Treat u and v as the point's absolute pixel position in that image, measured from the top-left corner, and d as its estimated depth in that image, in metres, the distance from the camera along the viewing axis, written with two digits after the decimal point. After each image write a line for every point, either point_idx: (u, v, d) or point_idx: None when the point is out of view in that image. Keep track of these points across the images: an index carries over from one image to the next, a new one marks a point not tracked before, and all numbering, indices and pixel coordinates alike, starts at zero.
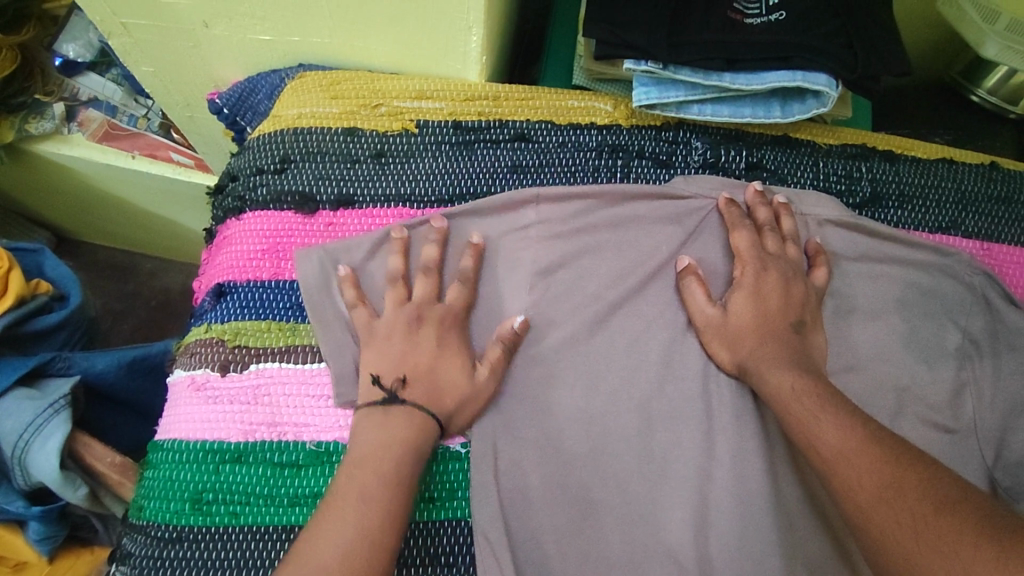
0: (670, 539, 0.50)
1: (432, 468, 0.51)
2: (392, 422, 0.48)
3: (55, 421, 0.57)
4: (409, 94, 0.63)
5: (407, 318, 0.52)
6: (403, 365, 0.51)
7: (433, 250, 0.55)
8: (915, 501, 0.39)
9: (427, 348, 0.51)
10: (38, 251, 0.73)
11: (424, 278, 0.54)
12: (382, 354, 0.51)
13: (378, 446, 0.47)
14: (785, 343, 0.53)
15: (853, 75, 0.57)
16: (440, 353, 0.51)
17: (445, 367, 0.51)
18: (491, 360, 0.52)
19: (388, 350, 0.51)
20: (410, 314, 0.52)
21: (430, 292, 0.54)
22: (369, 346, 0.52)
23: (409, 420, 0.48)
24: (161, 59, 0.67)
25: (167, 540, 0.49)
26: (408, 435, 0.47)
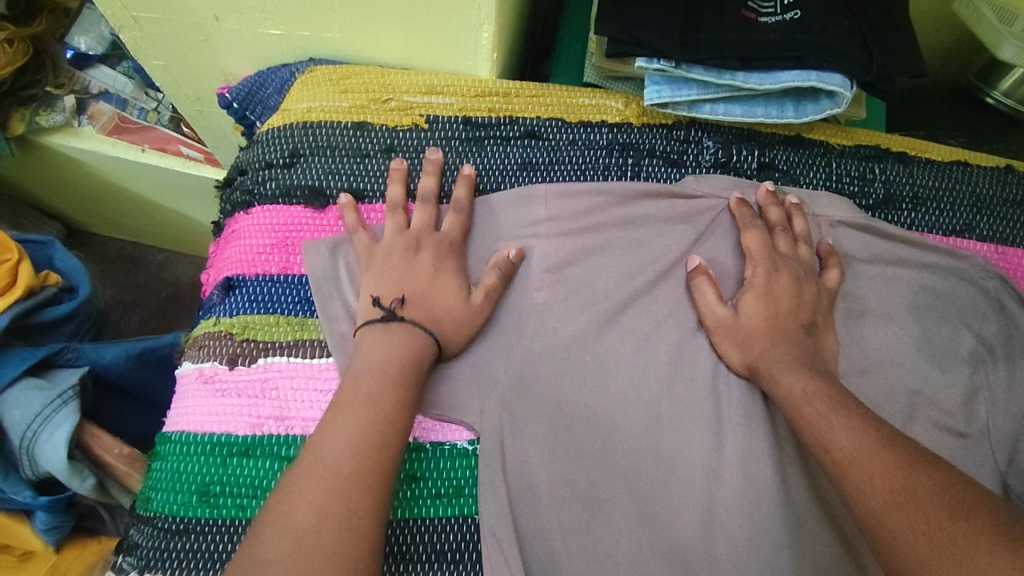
0: (678, 540, 0.49)
1: (413, 463, 0.51)
2: (389, 338, 0.49)
3: (63, 412, 0.57)
4: (419, 90, 0.62)
5: (405, 244, 0.54)
6: (402, 286, 0.52)
7: (430, 180, 0.57)
8: (928, 507, 0.38)
9: (425, 269, 0.53)
10: (48, 243, 0.73)
11: (422, 207, 0.56)
12: (381, 277, 0.53)
13: (376, 358, 0.48)
14: (796, 344, 0.52)
15: (868, 76, 0.56)
16: (437, 276, 0.53)
17: (441, 290, 0.52)
18: (487, 285, 0.53)
19: (387, 270, 0.53)
20: (408, 239, 0.54)
21: (427, 219, 0.55)
22: (369, 268, 0.54)
23: (408, 335, 0.49)
24: (171, 53, 0.67)
25: (174, 532, 0.49)
26: (406, 348, 0.49)
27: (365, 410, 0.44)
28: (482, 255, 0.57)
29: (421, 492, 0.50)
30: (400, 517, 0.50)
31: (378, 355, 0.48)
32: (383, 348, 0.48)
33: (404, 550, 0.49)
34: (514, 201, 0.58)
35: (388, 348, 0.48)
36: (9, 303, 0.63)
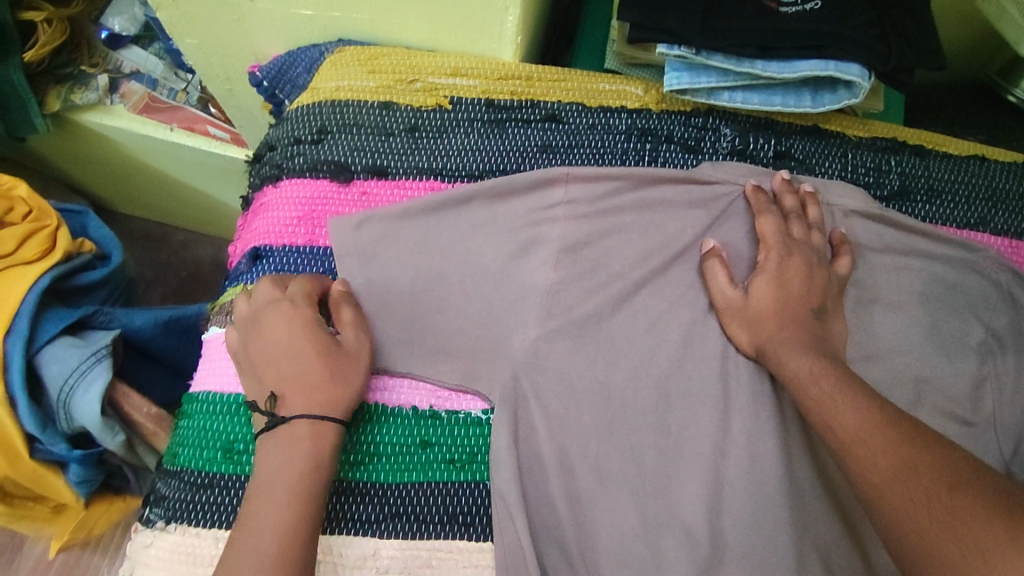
0: (683, 513, 0.51)
1: (363, 429, 0.53)
2: (287, 443, 0.47)
3: (97, 368, 0.60)
4: (444, 71, 0.64)
5: (254, 333, 0.51)
6: (283, 378, 0.49)
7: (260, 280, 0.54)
8: (929, 481, 0.39)
9: (307, 348, 0.50)
10: (83, 213, 0.77)
11: (268, 285, 0.53)
12: (272, 372, 0.50)
13: (277, 463, 0.46)
14: (805, 328, 0.54)
15: (887, 67, 0.57)
16: (296, 342, 0.50)
17: (313, 371, 0.49)
18: (345, 320, 0.52)
19: (277, 365, 0.49)
20: (288, 323, 0.51)
21: (266, 295, 0.52)
22: (248, 376, 0.51)
23: (308, 434, 0.47)
24: (206, 33, 0.69)
25: (199, 485, 0.51)
26: (311, 438, 0.47)
27: (284, 508, 0.44)
28: (408, 298, 0.56)
29: (434, 457, 0.53)
30: (377, 480, 0.52)
31: (284, 453, 0.46)
32: (280, 453, 0.46)
33: (416, 511, 0.51)
34: (456, 259, 0.57)
35: (292, 448, 0.46)
36: (48, 266, 0.65)
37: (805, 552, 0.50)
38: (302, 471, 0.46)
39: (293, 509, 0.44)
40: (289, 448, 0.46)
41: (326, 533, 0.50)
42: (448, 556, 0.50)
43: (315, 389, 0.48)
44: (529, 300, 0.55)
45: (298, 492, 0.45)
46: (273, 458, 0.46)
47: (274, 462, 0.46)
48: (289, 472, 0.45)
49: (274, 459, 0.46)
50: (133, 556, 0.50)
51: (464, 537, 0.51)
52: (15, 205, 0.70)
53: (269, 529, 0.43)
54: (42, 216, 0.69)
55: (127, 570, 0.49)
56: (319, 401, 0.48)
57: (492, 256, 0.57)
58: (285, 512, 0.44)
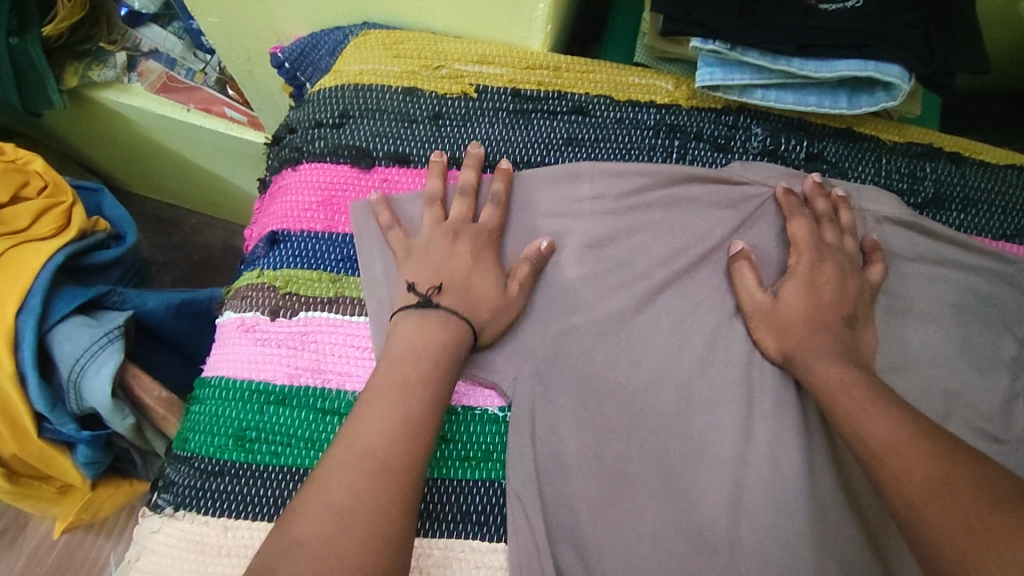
0: (703, 520, 0.49)
1: (456, 433, 0.52)
2: (430, 327, 0.49)
3: (109, 349, 0.59)
4: (470, 59, 0.63)
5: (444, 234, 0.54)
6: (437, 274, 0.52)
7: (471, 174, 0.57)
8: (970, 499, 0.38)
9: (462, 260, 0.53)
10: (98, 190, 0.76)
11: (462, 200, 0.56)
12: (413, 265, 0.53)
13: (411, 343, 0.48)
14: (836, 335, 0.52)
15: (929, 69, 0.55)
16: (475, 266, 0.53)
17: (465, 276, 0.52)
18: (521, 276, 0.53)
19: (420, 257, 0.53)
20: (446, 231, 0.54)
21: (466, 212, 0.55)
22: (408, 259, 0.54)
23: (450, 329, 0.50)
24: (229, 12, 0.68)
25: (209, 472, 0.50)
26: (448, 338, 0.49)
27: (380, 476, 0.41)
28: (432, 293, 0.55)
29: (450, 453, 0.51)
30: None
31: (428, 362, 0.47)
32: (398, 373, 0.46)
33: (431, 507, 0.50)
34: None
35: (435, 331, 0.49)
36: (62, 243, 0.65)
37: (828, 567, 0.49)
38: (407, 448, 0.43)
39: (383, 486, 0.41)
40: (390, 400, 0.45)
41: (418, 535, 0.49)
42: (460, 556, 0.49)
43: (465, 296, 0.51)
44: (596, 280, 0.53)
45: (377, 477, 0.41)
46: (416, 353, 0.48)
47: (416, 338, 0.49)
48: (381, 430, 0.43)
49: (372, 406, 0.45)
50: (140, 542, 0.49)
51: (477, 536, 0.50)
52: (30, 179, 0.70)
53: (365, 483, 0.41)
54: (58, 192, 0.70)
55: (134, 556, 0.49)
56: (465, 306, 0.51)
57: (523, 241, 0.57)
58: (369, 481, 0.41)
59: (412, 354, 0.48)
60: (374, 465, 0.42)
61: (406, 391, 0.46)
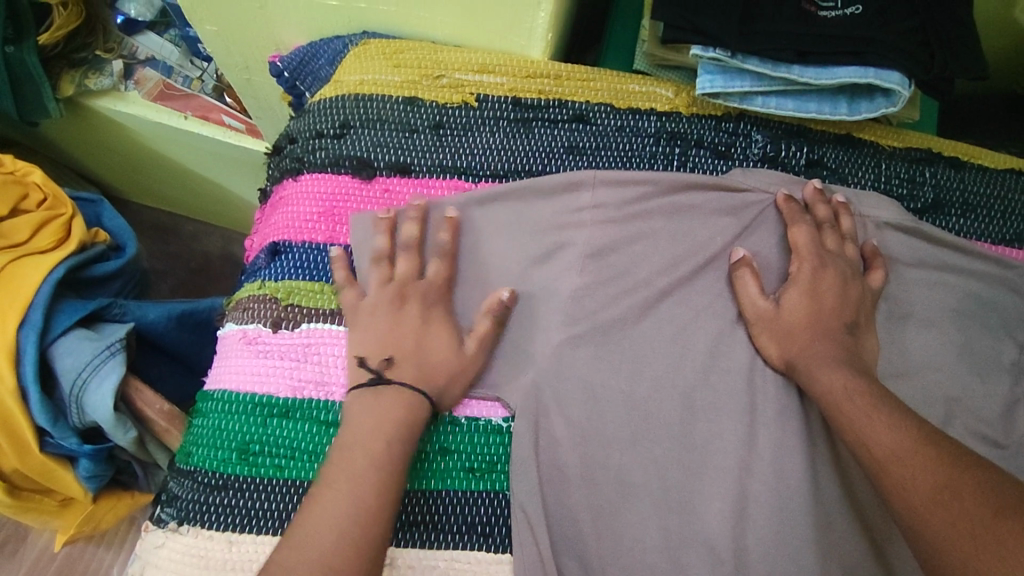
0: (707, 528, 0.49)
1: (435, 441, 0.52)
2: (377, 404, 0.48)
3: (111, 362, 0.59)
4: (470, 67, 0.63)
5: (390, 298, 0.53)
6: (387, 346, 0.51)
7: (413, 229, 0.55)
8: (975, 506, 0.38)
9: (410, 326, 0.52)
10: (97, 202, 0.76)
11: (406, 255, 0.54)
12: (360, 339, 0.52)
13: (360, 425, 0.47)
14: (839, 343, 0.52)
15: (929, 75, 0.56)
16: (426, 329, 0.52)
17: (416, 340, 0.51)
18: (479, 334, 0.53)
19: (366, 327, 0.52)
20: (393, 294, 0.53)
21: (414, 270, 0.54)
22: (355, 328, 0.53)
23: (400, 402, 0.49)
24: (228, 20, 0.68)
25: (213, 486, 0.50)
26: (400, 416, 0.48)
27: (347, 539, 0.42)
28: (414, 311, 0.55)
29: (453, 464, 0.51)
30: None
31: (373, 442, 0.46)
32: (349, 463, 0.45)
33: (434, 519, 0.50)
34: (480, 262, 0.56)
35: (383, 407, 0.48)
36: (63, 255, 0.64)
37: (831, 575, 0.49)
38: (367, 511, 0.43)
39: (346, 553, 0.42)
40: (344, 483, 0.44)
41: (394, 545, 0.49)
42: (466, 567, 0.49)
43: (415, 363, 0.51)
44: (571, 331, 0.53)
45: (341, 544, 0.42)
46: (356, 437, 0.47)
47: (359, 419, 0.48)
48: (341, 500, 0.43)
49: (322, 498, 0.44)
50: (145, 556, 0.49)
51: (483, 547, 0.50)
52: (30, 192, 0.70)
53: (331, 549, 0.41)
54: (57, 204, 0.69)
55: (139, 570, 0.49)
56: (417, 376, 0.50)
57: (488, 285, 0.56)
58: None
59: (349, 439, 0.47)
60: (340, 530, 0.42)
61: (357, 479, 0.44)
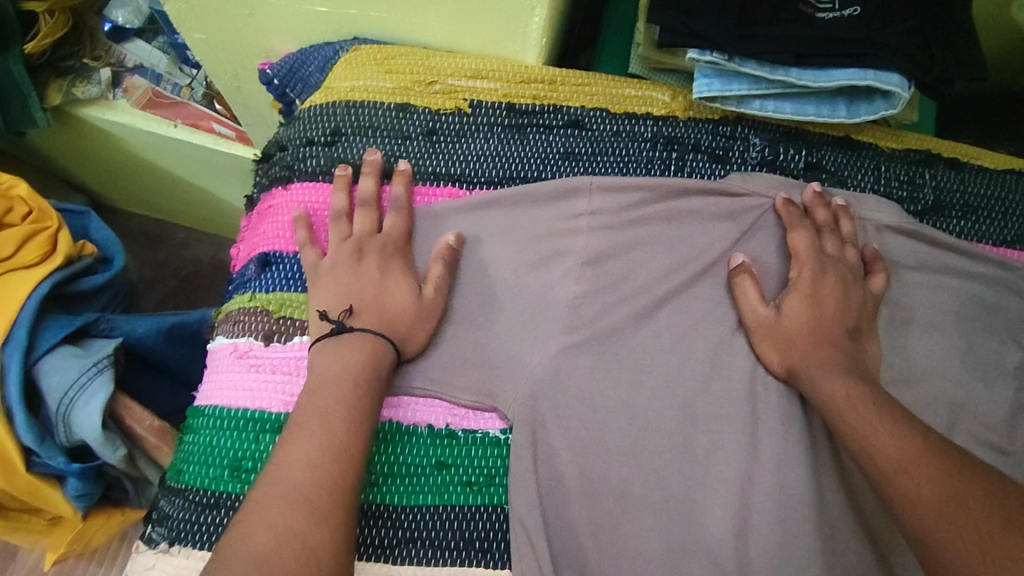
0: (710, 540, 0.49)
1: (394, 449, 0.50)
2: (343, 351, 0.48)
3: (99, 380, 0.57)
4: (463, 73, 0.62)
5: (349, 251, 0.53)
6: (349, 297, 0.51)
7: (369, 184, 0.56)
8: (982, 517, 0.37)
9: (370, 276, 0.52)
10: (83, 213, 0.75)
11: (363, 212, 0.55)
12: (320, 293, 0.52)
13: (328, 371, 0.47)
14: (840, 348, 0.51)
15: (928, 77, 0.55)
16: (384, 280, 0.52)
17: (378, 287, 0.52)
18: (434, 279, 0.53)
19: (328, 280, 0.52)
20: (352, 247, 0.53)
21: (369, 225, 0.55)
22: (315, 282, 0.53)
23: (372, 346, 0.49)
24: (216, 28, 0.67)
25: (205, 505, 0.49)
26: (364, 359, 0.48)
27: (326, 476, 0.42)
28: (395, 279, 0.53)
29: (450, 479, 0.50)
30: (392, 502, 0.49)
31: (341, 384, 0.46)
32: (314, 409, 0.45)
33: (431, 535, 0.49)
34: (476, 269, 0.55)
35: (344, 352, 0.48)
36: (49, 271, 0.63)
37: None
38: (345, 451, 0.44)
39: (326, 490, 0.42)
40: (322, 423, 0.44)
41: (359, 559, 0.48)
42: None
43: (376, 312, 0.51)
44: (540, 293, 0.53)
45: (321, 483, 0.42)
46: (321, 383, 0.47)
47: (318, 366, 0.48)
48: (315, 442, 0.43)
49: (289, 443, 0.44)
50: None
51: (482, 564, 0.48)
52: (14, 205, 0.68)
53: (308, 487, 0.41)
54: (42, 217, 0.67)
55: None
56: (379, 323, 0.51)
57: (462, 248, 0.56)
58: (296, 519, 0.40)
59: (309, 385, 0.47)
60: (318, 467, 0.42)
61: (324, 427, 0.44)
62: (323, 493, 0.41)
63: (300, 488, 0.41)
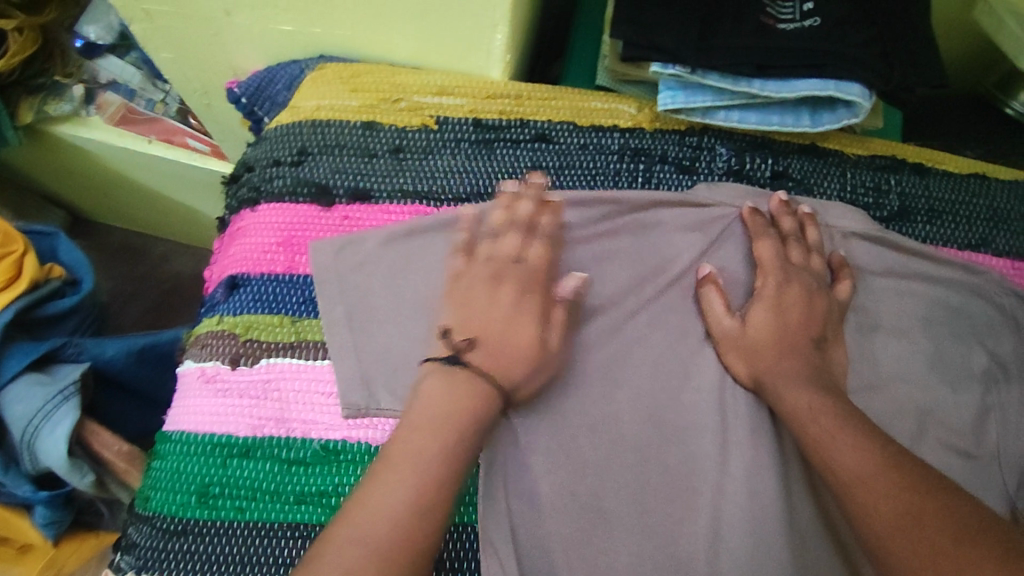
0: (680, 553, 0.49)
1: (339, 470, 0.49)
2: (452, 388, 0.46)
3: (64, 407, 0.58)
4: (429, 90, 0.62)
5: (488, 275, 0.52)
6: (474, 325, 0.50)
7: (530, 206, 0.54)
8: (933, 531, 0.38)
9: (503, 307, 0.50)
10: (52, 234, 0.74)
11: (514, 231, 0.53)
12: (447, 311, 0.51)
13: (432, 408, 0.45)
14: (806, 359, 0.52)
15: (888, 86, 0.55)
16: (516, 313, 0.50)
17: (506, 321, 0.50)
18: (558, 320, 0.52)
19: (462, 301, 0.51)
20: (492, 271, 0.52)
21: (517, 248, 0.53)
22: (448, 298, 0.52)
23: (467, 385, 0.47)
24: (182, 46, 0.66)
25: (172, 532, 0.48)
26: (462, 404, 0.46)
27: (404, 521, 0.40)
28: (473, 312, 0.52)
29: None
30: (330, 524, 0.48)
31: (446, 431, 0.44)
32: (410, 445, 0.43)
33: None
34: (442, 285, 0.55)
35: (458, 395, 0.46)
36: (10, 299, 0.64)
37: None
38: (427, 499, 0.41)
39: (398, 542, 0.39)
40: (409, 465, 0.42)
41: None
42: None
43: (502, 357, 0.49)
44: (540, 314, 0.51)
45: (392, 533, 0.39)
46: (414, 415, 0.45)
47: (427, 397, 0.46)
48: (400, 489, 0.41)
49: (374, 482, 0.41)
50: None
51: None
52: None
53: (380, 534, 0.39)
54: (7, 242, 0.66)
55: None
56: (503, 366, 0.48)
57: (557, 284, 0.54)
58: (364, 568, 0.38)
59: (415, 414, 0.45)
60: (398, 513, 0.40)
61: (414, 468, 0.42)
62: (399, 546, 0.39)
63: (380, 540, 0.39)
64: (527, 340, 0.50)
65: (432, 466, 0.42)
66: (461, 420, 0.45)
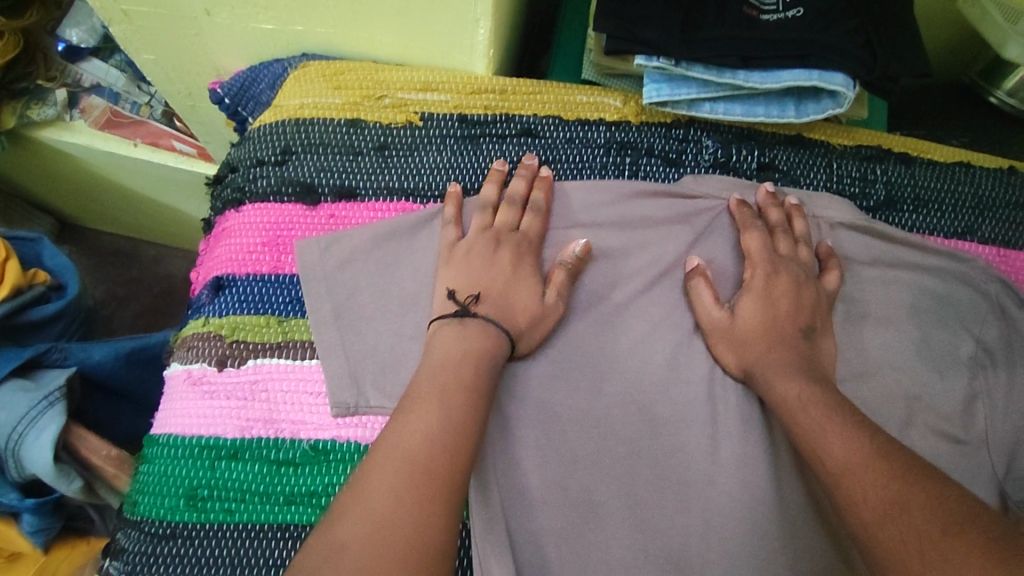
0: (672, 545, 0.49)
1: (326, 469, 0.49)
2: (468, 335, 0.48)
3: (49, 413, 0.58)
4: (413, 86, 0.62)
5: (488, 240, 0.53)
6: (479, 283, 0.52)
7: (521, 184, 0.57)
8: (921, 520, 0.38)
9: (504, 268, 0.53)
10: (36, 240, 0.73)
11: (507, 207, 0.55)
12: (450, 272, 0.53)
13: (447, 355, 0.47)
14: (795, 349, 0.52)
15: (871, 76, 0.55)
16: (514, 279, 0.52)
17: (510, 285, 0.52)
18: (558, 282, 0.53)
19: (461, 263, 0.53)
20: (491, 236, 0.54)
21: (510, 220, 0.55)
22: (448, 263, 0.53)
23: (481, 331, 0.49)
24: (164, 47, 0.66)
25: (161, 536, 0.48)
26: (478, 347, 0.48)
27: (435, 454, 0.41)
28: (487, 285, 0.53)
29: None
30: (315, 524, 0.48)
31: (467, 363, 0.47)
32: (411, 432, 0.42)
33: None
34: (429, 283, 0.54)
35: (469, 339, 0.48)
36: None
37: None
38: (452, 440, 0.42)
39: (420, 477, 0.40)
40: (428, 405, 0.44)
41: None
42: None
43: (514, 307, 0.51)
44: (530, 308, 0.51)
45: (418, 480, 0.40)
46: (440, 359, 0.47)
47: (444, 340, 0.48)
48: (427, 428, 0.42)
49: (410, 413, 0.43)
50: None
51: None
52: None
53: (412, 473, 0.40)
54: None
55: None
56: (516, 315, 0.51)
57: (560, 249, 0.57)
58: (401, 495, 0.39)
59: (439, 356, 0.47)
60: (430, 436, 0.42)
61: (440, 404, 0.44)
62: (429, 475, 0.40)
63: (416, 460, 0.41)
64: (528, 303, 0.51)
65: (443, 444, 0.42)
66: (475, 361, 0.47)
